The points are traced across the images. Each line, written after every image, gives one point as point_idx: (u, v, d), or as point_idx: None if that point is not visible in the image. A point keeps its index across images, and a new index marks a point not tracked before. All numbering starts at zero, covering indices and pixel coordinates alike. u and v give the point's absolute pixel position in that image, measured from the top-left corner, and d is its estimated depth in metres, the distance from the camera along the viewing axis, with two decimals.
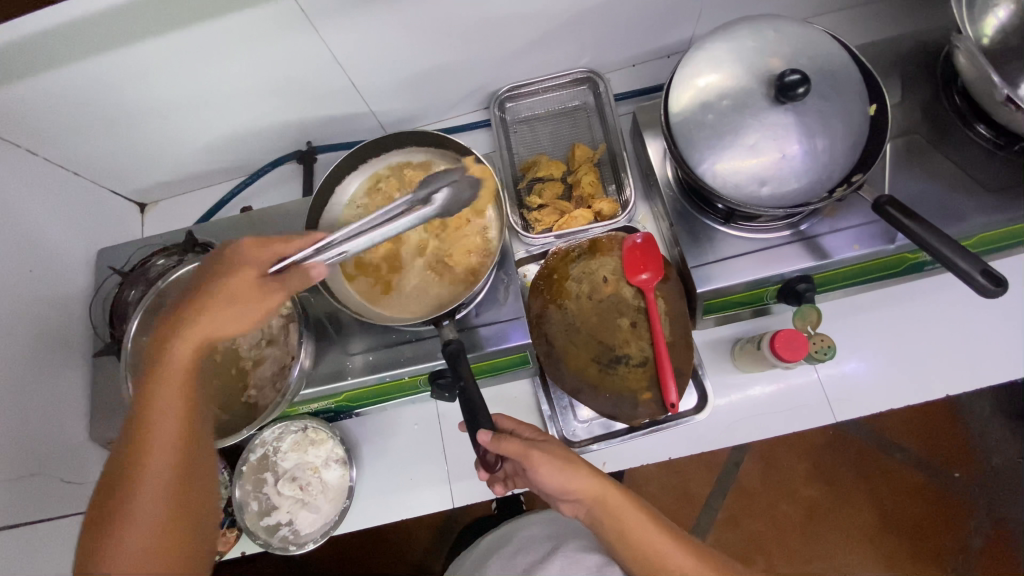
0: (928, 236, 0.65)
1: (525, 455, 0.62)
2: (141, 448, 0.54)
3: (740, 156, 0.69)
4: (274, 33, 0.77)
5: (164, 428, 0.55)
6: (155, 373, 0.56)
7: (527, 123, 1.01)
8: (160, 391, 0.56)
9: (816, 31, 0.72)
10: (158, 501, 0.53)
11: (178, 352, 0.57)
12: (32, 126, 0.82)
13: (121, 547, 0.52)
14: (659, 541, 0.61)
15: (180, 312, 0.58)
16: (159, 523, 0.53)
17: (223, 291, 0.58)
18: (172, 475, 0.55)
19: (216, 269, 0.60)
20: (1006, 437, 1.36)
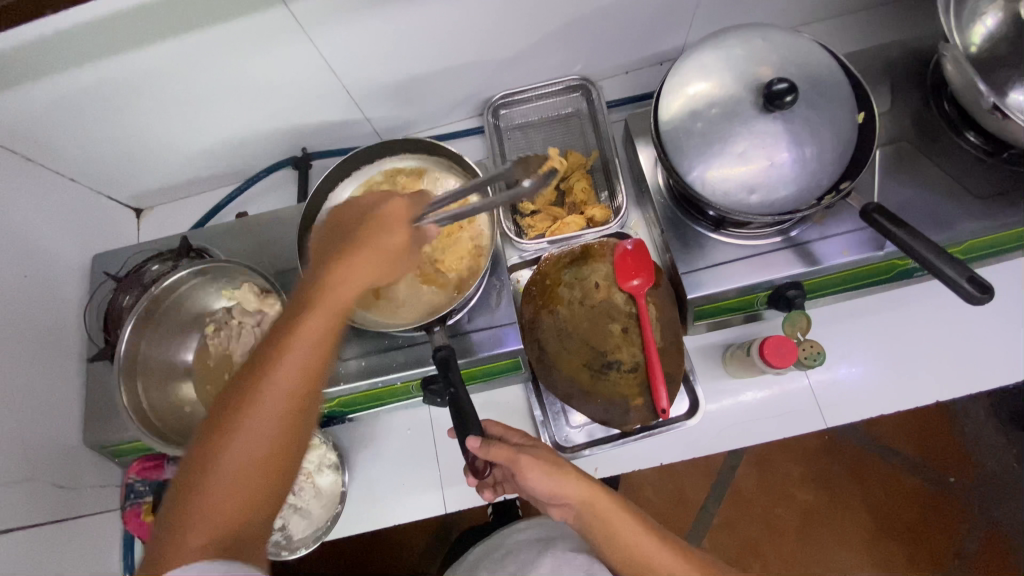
0: (912, 243, 0.65)
1: (514, 460, 0.63)
2: (264, 381, 0.50)
3: (729, 164, 0.69)
4: (268, 40, 0.78)
5: (293, 367, 0.50)
6: (304, 308, 0.53)
7: (520, 130, 1.02)
8: (308, 328, 0.51)
9: (805, 40, 0.73)
10: (265, 442, 0.50)
11: (335, 287, 0.53)
12: (28, 132, 0.83)
13: (221, 481, 0.48)
14: (647, 546, 0.61)
15: (338, 253, 0.55)
16: (257, 464, 0.49)
17: (371, 238, 0.55)
18: (283, 419, 0.50)
19: (373, 214, 0.57)
20: (1001, 441, 1.37)
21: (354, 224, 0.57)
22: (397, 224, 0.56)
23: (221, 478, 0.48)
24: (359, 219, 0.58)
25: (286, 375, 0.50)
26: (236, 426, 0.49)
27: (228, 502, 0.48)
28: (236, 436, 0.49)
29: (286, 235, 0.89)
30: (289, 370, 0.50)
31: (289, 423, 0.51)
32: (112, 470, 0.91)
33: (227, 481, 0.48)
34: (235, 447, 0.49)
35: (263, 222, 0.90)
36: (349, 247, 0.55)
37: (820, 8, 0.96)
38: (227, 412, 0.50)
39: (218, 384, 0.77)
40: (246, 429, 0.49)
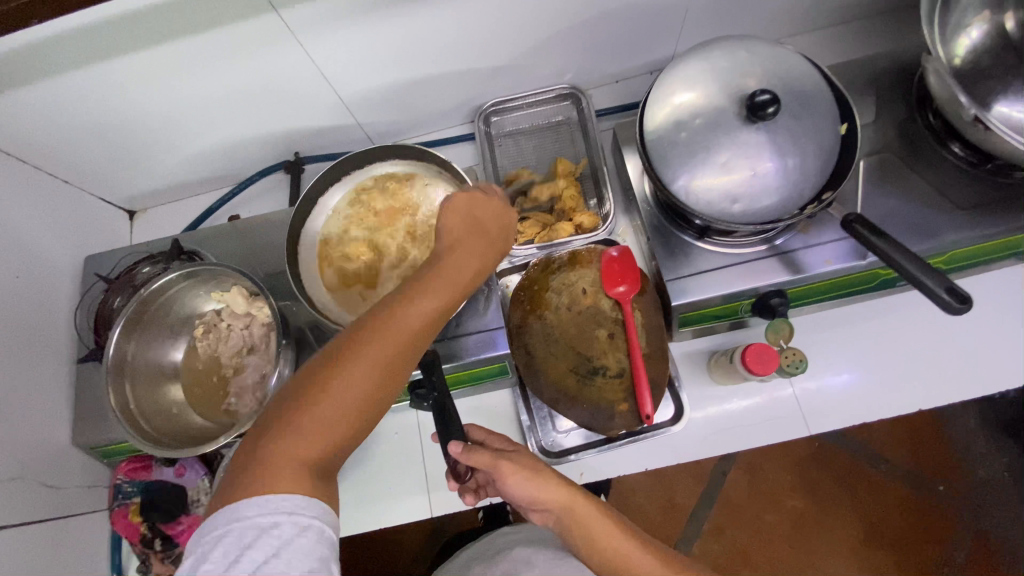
0: (891, 253, 0.66)
1: (494, 465, 0.63)
2: (393, 326, 0.52)
3: (713, 173, 0.70)
4: (261, 46, 0.79)
5: (419, 322, 0.53)
6: (437, 271, 0.56)
7: (511, 137, 1.03)
8: (440, 290, 0.55)
9: (790, 52, 0.74)
10: (375, 385, 0.51)
11: (466, 262, 0.58)
12: (23, 134, 0.83)
13: (331, 410, 0.50)
14: (627, 550, 0.61)
15: (465, 236, 0.60)
16: (361, 405, 0.51)
17: (494, 232, 0.62)
18: (394, 368, 0.52)
19: (498, 216, 0.64)
20: (991, 450, 1.37)
21: (481, 210, 0.63)
22: (507, 228, 0.64)
23: (332, 408, 0.50)
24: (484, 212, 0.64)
25: (414, 327, 0.53)
26: (354, 361, 0.51)
27: (328, 432, 0.50)
28: (352, 370, 0.50)
29: (276, 239, 0.90)
30: (417, 325, 0.53)
31: (396, 374, 0.53)
32: (101, 470, 0.91)
33: (336, 412, 0.50)
34: (349, 381, 0.50)
35: (254, 226, 0.91)
36: (477, 236, 0.61)
37: (809, 19, 0.97)
38: (346, 345, 0.52)
39: (205, 386, 0.78)
40: (363, 367, 0.51)
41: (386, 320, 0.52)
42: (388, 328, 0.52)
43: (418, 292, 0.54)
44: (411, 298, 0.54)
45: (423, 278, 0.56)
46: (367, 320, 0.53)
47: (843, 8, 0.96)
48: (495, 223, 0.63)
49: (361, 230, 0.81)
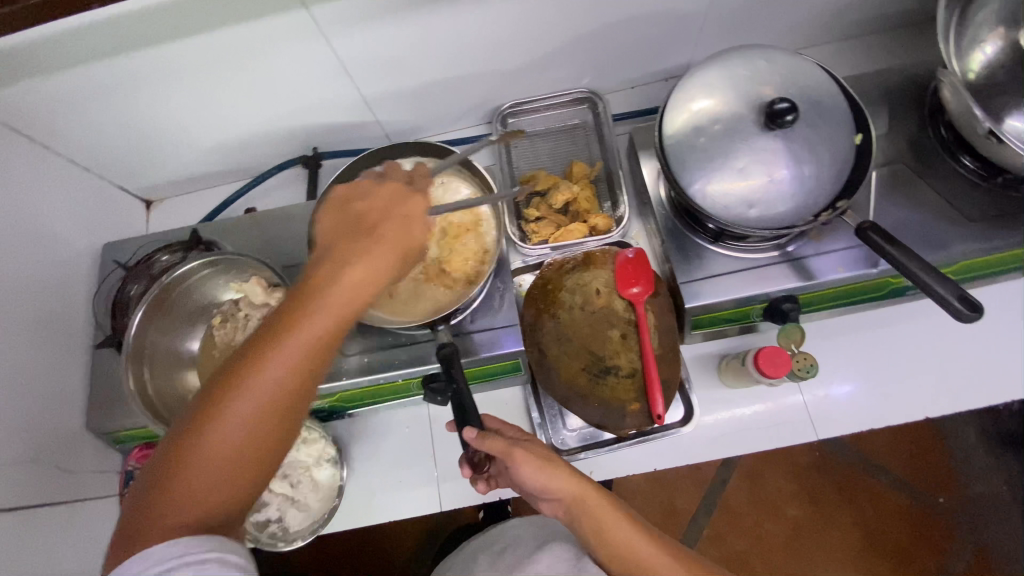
0: (905, 263, 0.67)
1: (508, 453, 0.64)
2: (259, 375, 0.50)
3: (730, 179, 0.72)
4: (289, 42, 0.80)
5: (291, 362, 0.51)
6: (307, 300, 0.52)
7: (527, 138, 1.04)
8: (312, 323, 0.51)
9: (808, 62, 0.76)
10: (255, 430, 0.51)
11: (341, 283, 0.53)
12: (49, 121, 0.85)
13: (208, 462, 0.49)
14: (637, 546, 0.62)
15: (345, 250, 0.55)
16: (244, 450, 0.51)
17: (386, 240, 0.55)
18: (275, 408, 0.51)
19: (394, 215, 0.56)
20: (990, 463, 1.38)
21: (369, 212, 0.57)
22: (411, 228, 0.56)
23: (207, 460, 0.49)
24: (375, 213, 0.57)
25: (284, 367, 0.50)
26: (226, 410, 0.50)
27: (202, 493, 0.49)
28: (224, 419, 0.50)
29: (294, 231, 0.91)
30: (288, 365, 0.51)
31: (281, 412, 0.52)
32: (112, 456, 0.92)
33: (214, 465, 0.49)
34: (224, 431, 0.50)
35: (271, 218, 0.92)
36: (358, 244, 0.55)
37: (824, 31, 0.99)
38: (217, 393, 0.50)
39: None
40: (234, 416, 0.50)
41: (252, 366, 0.50)
42: (253, 374, 0.50)
43: (287, 330, 0.51)
44: (278, 338, 0.51)
45: (293, 311, 0.52)
46: (237, 364, 0.51)
47: (857, 22, 0.98)
48: (383, 221, 0.57)
49: None
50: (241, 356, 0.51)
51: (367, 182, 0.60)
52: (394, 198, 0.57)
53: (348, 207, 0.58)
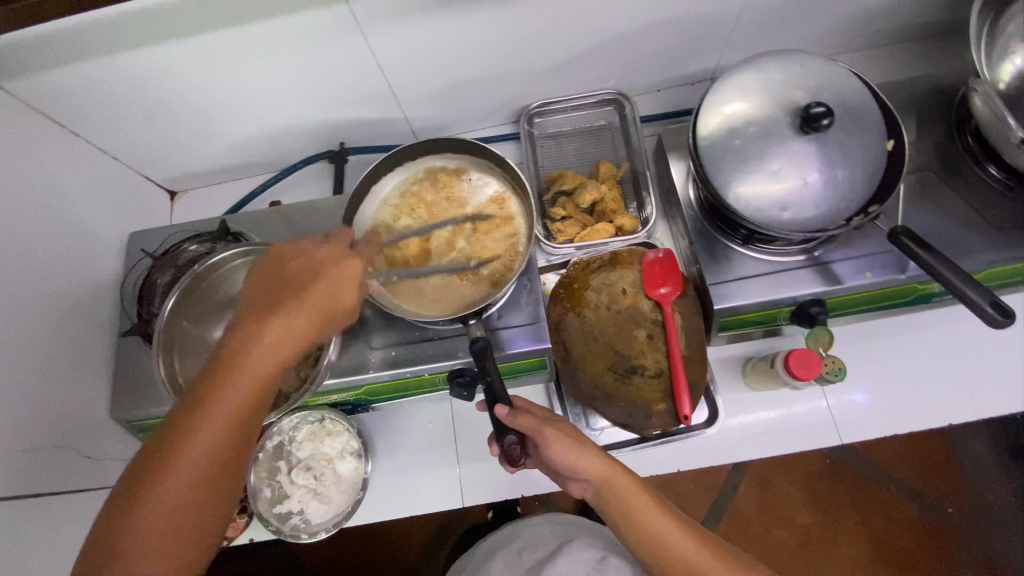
0: (935, 262, 0.68)
1: (538, 431, 0.65)
2: (189, 440, 0.52)
3: (763, 181, 0.72)
4: (326, 36, 0.80)
5: (221, 422, 0.53)
6: (232, 362, 0.55)
7: (553, 139, 1.05)
8: (239, 384, 0.55)
9: (842, 68, 0.76)
10: (189, 497, 0.52)
11: (267, 341, 0.56)
12: (83, 108, 0.86)
13: (145, 535, 0.50)
14: (667, 530, 0.61)
15: (271, 309, 0.58)
16: (179, 520, 0.52)
17: (310, 299, 0.59)
18: (209, 473, 0.53)
19: (320, 275, 0.61)
20: (999, 475, 1.39)
21: (295, 274, 0.61)
22: (337, 288, 0.61)
23: (143, 534, 0.50)
24: (301, 273, 0.61)
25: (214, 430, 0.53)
26: (159, 481, 0.51)
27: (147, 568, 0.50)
28: (158, 491, 0.51)
29: (321, 225, 0.91)
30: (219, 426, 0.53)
31: (217, 474, 0.54)
32: (133, 445, 0.92)
33: (149, 540, 0.50)
34: (159, 501, 0.51)
35: (299, 210, 0.92)
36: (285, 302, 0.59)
37: (851, 39, 1.00)
38: (150, 465, 0.52)
39: None
40: (166, 486, 0.51)
41: (182, 434, 0.52)
42: (183, 441, 0.52)
43: (215, 393, 0.54)
44: (207, 401, 0.53)
45: (217, 373, 0.55)
46: (168, 433, 0.53)
47: (885, 31, 0.99)
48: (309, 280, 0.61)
49: (412, 222, 0.83)
50: (172, 425, 0.53)
51: (298, 247, 0.64)
52: (321, 262, 0.62)
53: (277, 271, 0.62)
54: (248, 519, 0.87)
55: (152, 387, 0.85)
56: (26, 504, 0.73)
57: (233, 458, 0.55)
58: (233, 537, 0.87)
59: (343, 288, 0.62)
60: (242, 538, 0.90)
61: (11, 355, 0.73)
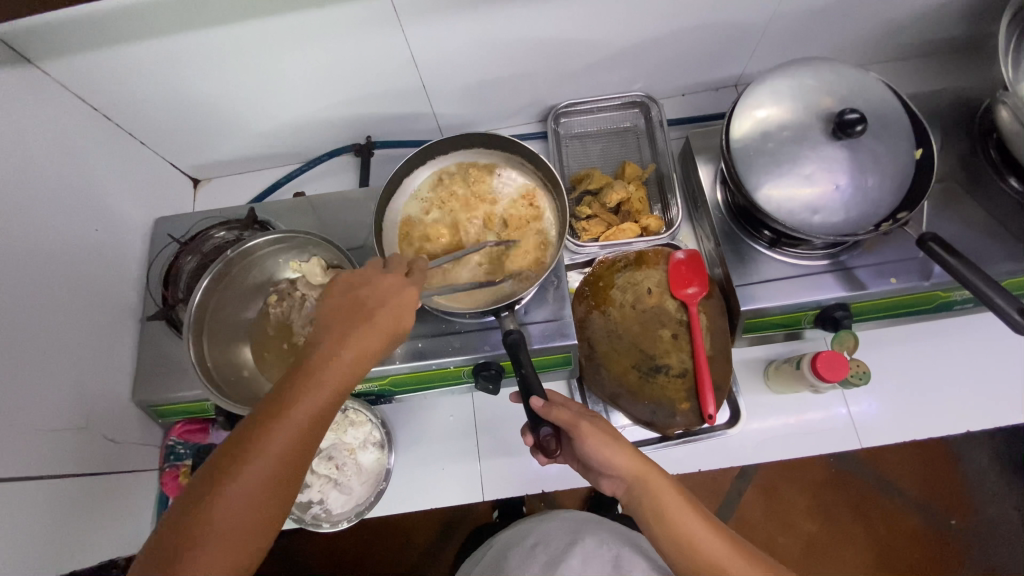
0: (963, 269, 0.69)
1: (574, 425, 0.66)
2: (265, 448, 0.53)
3: (795, 184, 0.73)
4: (364, 28, 0.81)
5: (291, 436, 0.54)
6: (305, 379, 0.56)
7: (578, 139, 1.07)
8: (310, 400, 0.56)
9: (873, 77, 0.78)
10: (253, 505, 0.53)
11: (340, 356, 0.58)
12: (118, 91, 0.86)
13: (210, 538, 0.51)
14: (697, 532, 0.61)
15: (342, 330, 0.60)
16: (243, 526, 0.52)
17: (378, 321, 0.60)
18: (274, 482, 0.54)
19: (389, 300, 0.62)
20: (1002, 488, 1.37)
21: (368, 293, 0.63)
22: (403, 313, 0.62)
23: (208, 536, 0.51)
24: (371, 298, 0.62)
25: (285, 442, 0.54)
26: (227, 487, 0.52)
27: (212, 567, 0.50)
28: (224, 496, 0.52)
29: (349, 216, 0.92)
30: (288, 439, 0.54)
31: (281, 485, 0.54)
32: (153, 429, 0.92)
33: (214, 543, 0.51)
34: (226, 506, 0.52)
35: (327, 201, 0.93)
36: (358, 320, 0.60)
37: (874, 50, 1.02)
38: (219, 469, 0.53)
39: (277, 354, 0.77)
40: (234, 493, 0.52)
41: (252, 444, 0.53)
42: (254, 450, 0.53)
43: (287, 406, 0.55)
44: (278, 414, 0.54)
45: (290, 388, 0.56)
46: (239, 441, 0.54)
47: (908, 44, 1.01)
48: (380, 300, 0.62)
49: (443, 214, 0.84)
50: (241, 434, 0.54)
51: (368, 272, 0.65)
52: (390, 287, 0.63)
53: (348, 292, 0.63)
54: None
55: (175, 372, 0.85)
56: (52, 484, 0.72)
57: (296, 469, 0.56)
58: None
59: (408, 311, 0.63)
60: None
61: (42, 334, 0.73)
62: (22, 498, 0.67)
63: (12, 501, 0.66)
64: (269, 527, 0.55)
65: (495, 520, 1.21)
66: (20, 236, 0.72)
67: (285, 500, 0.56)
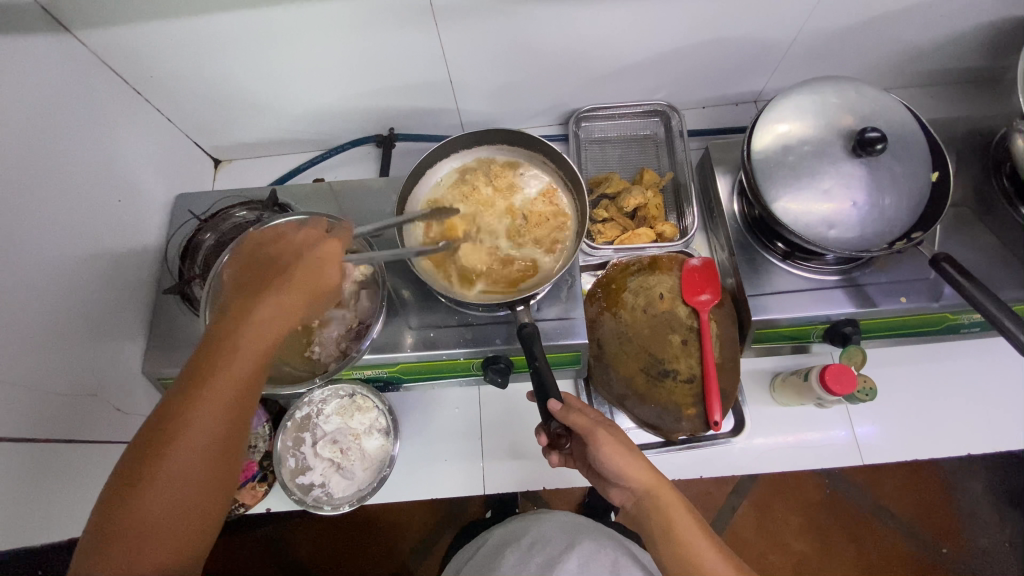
0: (977, 292, 0.71)
1: (590, 431, 0.67)
2: (202, 407, 0.54)
3: (814, 199, 0.75)
4: (397, 20, 0.83)
5: (221, 402, 0.55)
6: (231, 341, 0.57)
7: (598, 144, 1.09)
8: (237, 360, 0.56)
9: (895, 99, 0.79)
10: (194, 475, 0.53)
11: (262, 312, 0.58)
12: (150, 65, 0.87)
13: (156, 507, 0.52)
14: (703, 550, 0.62)
15: (262, 290, 0.60)
16: (189, 492, 0.53)
17: (300, 275, 0.60)
18: (214, 448, 0.55)
19: (305, 257, 0.62)
20: (996, 520, 1.31)
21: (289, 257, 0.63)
22: (324, 269, 0.61)
23: (149, 513, 0.51)
24: (289, 258, 0.63)
25: (221, 399, 0.55)
26: (169, 457, 0.52)
27: (164, 522, 0.52)
28: (163, 472, 0.52)
29: (369, 204, 0.93)
30: (219, 405, 0.55)
31: (220, 453, 0.55)
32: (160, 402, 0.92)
33: (160, 514, 0.52)
34: (169, 476, 0.52)
35: (349, 188, 0.94)
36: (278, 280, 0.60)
37: (892, 75, 1.04)
38: (151, 446, 0.53)
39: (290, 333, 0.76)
40: (177, 461, 0.53)
41: (183, 415, 0.53)
42: (185, 422, 0.53)
43: (219, 367, 0.55)
44: (209, 380, 0.55)
45: (220, 351, 0.56)
46: (166, 415, 0.54)
47: (925, 70, 1.03)
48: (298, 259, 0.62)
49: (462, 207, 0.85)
50: (173, 408, 0.54)
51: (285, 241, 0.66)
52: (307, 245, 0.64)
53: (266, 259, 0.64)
54: (268, 488, 0.87)
55: (188, 345, 0.85)
56: (62, 448, 0.72)
57: (235, 436, 0.56)
58: (250, 504, 0.87)
59: (331, 267, 0.62)
60: (260, 507, 0.91)
61: (64, 298, 0.74)
62: (37, 462, 0.68)
63: (27, 463, 0.66)
64: (221, 484, 0.56)
65: (488, 518, 1.21)
66: (49, 202, 0.73)
67: (227, 468, 0.56)
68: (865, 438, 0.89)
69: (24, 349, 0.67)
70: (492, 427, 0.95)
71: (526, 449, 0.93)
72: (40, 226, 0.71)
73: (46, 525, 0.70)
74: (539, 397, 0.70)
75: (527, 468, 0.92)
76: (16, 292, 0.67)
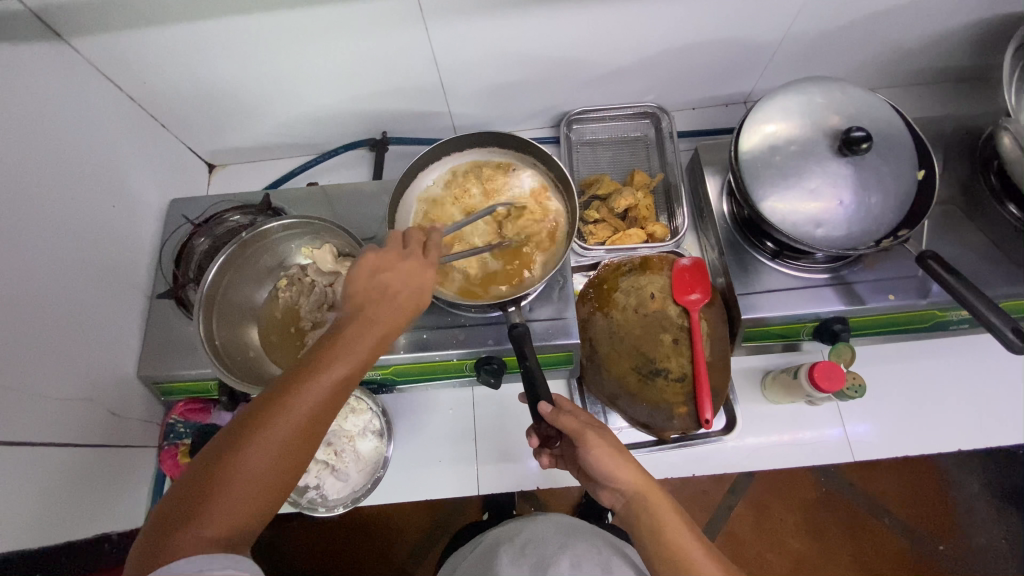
0: (964, 290, 0.71)
1: (580, 434, 0.67)
2: (294, 401, 0.54)
3: (801, 198, 0.75)
4: (388, 24, 0.83)
5: (307, 411, 0.54)
6: (331, 346, 0.57)
7: (589, 146, 1.10)
8: (333, 365, 0.56)
9: (881, 99, 0.80)
10: (268, 471, 0.53)
11: (364, 324, 0.58)
12: (144, 71, 0.88)
13: (233, 489, 0.51)
14: (693, 552, 0.62)
15: (365, 303, 0.59)
16: (262, 482, 0.53)
17: (399, 296, 0.60)
18: (293, 445, 0.54)
19: (407, 279, 0.61)
20: (992, 517, 1.31)
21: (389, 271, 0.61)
22: (419, 293, 0.61)
23: (221, 510, 0.51)
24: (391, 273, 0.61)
25: (313, 399, 0.54)
26: (251, 443, 0.52)
27: (235, 508, 0.52)
28: (244, 456, 0.52)
29: (362, 208, 0.93)
30: (310, 403, 0.54)
31: (291, 462, 0.54)
32: (155, 406, 0.92)
33: (235, 497, 0.51)
34: (248, 462, 0.52)
35: (340, 191, 0.94)
36: (378, 297, 0.59)
37: (881, 75, 1.05)
38: (239, 428, 0.53)
39: (285, 336, 0.80)
40: (260, 448, 0.52)
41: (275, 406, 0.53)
42: (276, 413, 0.53)
43: (317, 368, 0.56)
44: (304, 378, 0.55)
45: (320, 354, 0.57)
46: (253, 414, 0.54)
47: (914, 69, 1.04)
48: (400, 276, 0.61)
49: (454, 210, 0.86)
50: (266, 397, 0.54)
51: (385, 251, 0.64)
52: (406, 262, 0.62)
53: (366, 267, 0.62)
54: None
55: (182, 348, 0.85)
56: (59, 451, 0.73)
57: (308, 446, 0.55)
58: None
59: (424, 291, 0.62)
60: None
61: (60, 303, 0.74)
62: (35, 465, 0.68)
63: (23, 465, 0.67)
64: (288, 483, 0.55)
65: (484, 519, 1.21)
66: (45, 208, 0.73)
67: (295, 476, 0.56)
68: (856, 435, 0.90)
69: (21, 353, 0.68)
70: (486, 427, 0.95)
71: (521, 449, 0.94)
72: (35, 231, 0.71)
73: (44, 529, 0.70)
74: (530, 398, 0.71)
75: (521, 468, 0.92)
76: (12, 297, 0.67)
